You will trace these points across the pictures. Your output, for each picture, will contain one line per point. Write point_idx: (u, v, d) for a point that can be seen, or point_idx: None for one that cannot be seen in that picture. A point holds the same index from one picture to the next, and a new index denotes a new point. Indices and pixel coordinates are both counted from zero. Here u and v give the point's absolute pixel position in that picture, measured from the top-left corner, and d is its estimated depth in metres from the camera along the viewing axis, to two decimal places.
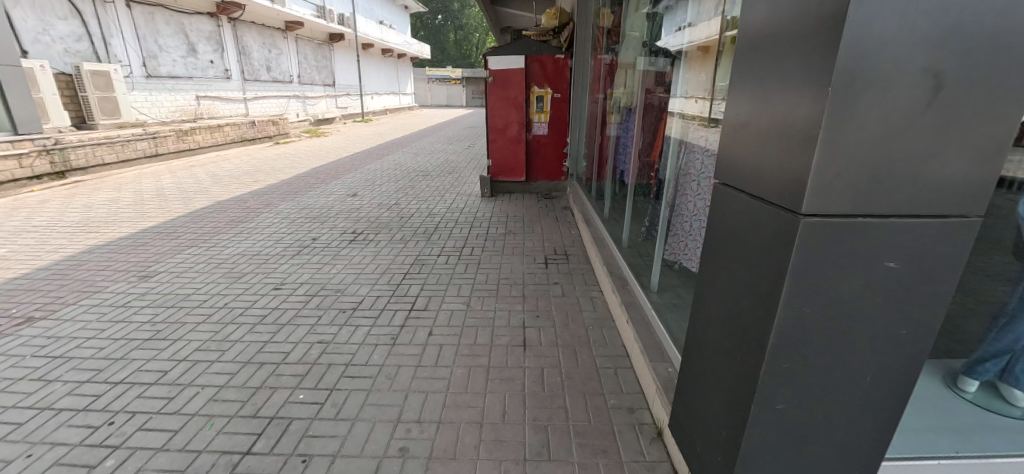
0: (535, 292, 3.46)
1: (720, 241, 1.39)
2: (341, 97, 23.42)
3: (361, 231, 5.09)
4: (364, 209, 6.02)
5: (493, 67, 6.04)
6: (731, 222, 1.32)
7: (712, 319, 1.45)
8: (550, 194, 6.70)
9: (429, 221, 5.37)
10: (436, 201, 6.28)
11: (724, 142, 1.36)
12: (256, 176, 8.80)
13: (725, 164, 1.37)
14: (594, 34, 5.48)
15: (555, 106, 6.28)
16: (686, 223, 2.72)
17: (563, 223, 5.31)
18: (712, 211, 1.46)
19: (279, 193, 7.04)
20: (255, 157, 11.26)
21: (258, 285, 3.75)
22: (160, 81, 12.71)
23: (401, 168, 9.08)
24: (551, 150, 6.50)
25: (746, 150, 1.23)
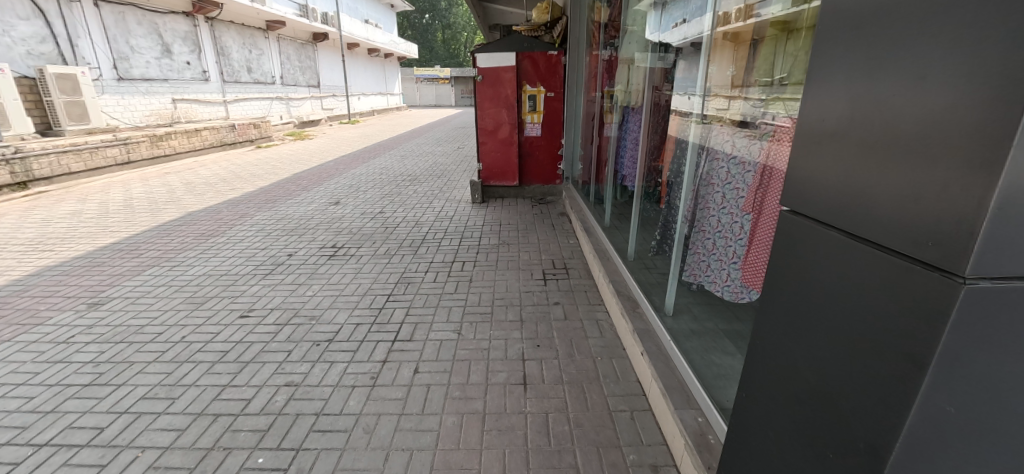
0: (534, 315, 3.09)
1: (791, 290, 1.04)
2: (327, 97, 22.85)
3: (342, 244, 4.68)
4: (346, 219, 5.60)
5: (482, 65, 5.67)
6: (811, 267, 0.97)
7: (779, 392, 1.10)
8: (544, 199, 6.33)
9: (416, 231, 4.97)
10: (424, 209, 5.88)
11: (795, 159, 1.02)
12: (234, 184, 8.31)
13: (800, 188, 1.02)
14: (589, 29, 5.14)
15: (548, 106, 5.90)
16: (707, 241, 2.32)
17: (561, 231, 4.94)
18: (775, 247, 1.11)
19: (256, 203, 6.58)
20: (235, 163, 10.74)
21: (222, 313, 3.34)
22: (133, 84, 12.11)
23: (388, 173, 8.65)
24: (545, 152, 6.12)
25: (840, 172, 0.88)
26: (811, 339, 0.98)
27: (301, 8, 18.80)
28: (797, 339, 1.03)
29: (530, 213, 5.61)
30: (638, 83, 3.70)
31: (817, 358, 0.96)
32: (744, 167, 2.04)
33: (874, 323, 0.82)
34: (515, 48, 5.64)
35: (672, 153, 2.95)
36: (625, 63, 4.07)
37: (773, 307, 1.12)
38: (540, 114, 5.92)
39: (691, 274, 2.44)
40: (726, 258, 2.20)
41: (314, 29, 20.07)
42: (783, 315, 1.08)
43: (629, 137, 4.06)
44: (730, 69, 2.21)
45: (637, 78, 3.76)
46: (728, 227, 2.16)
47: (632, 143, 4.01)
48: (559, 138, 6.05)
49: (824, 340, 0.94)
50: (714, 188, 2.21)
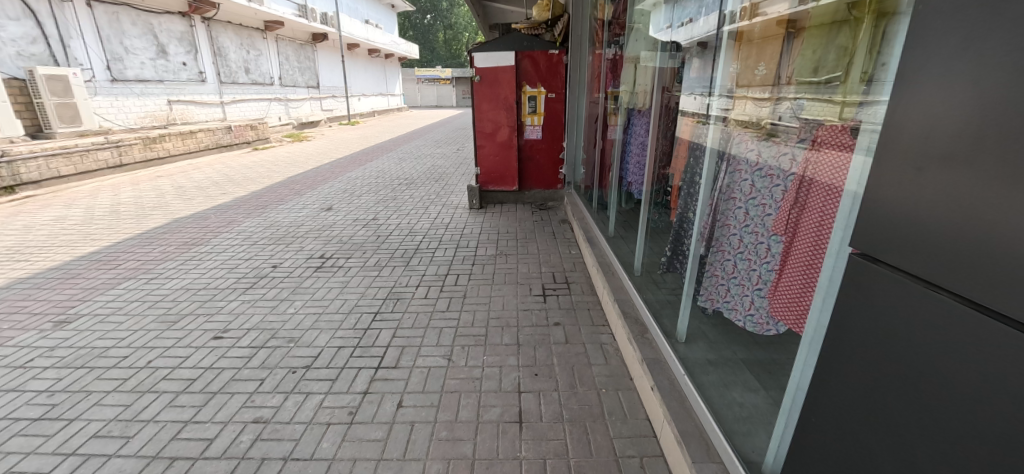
0: (531, 338, 2.82)
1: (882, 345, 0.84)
2: (326, 98, 22.63)
3: (330, 255, 4.42)
4: (337, 227, 5.34)
5: (479, 65, 5.42)
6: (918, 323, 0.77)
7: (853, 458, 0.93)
8: (545, 204, 6.05)
9: (410, 240, 4.70)
10: (419, 215, 5.61)
11: (892, 172, 0.79)
12: (225, 188, 8.07)
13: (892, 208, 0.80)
14: (592, 27, 4.89)
15: (549, 107, 5.62)
16: (728, 263, 2.03)
17: (562, 240, 4.66)
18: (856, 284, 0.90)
19: (245, 209, 6.33)
20: (229, 165, 10.51)
21: (195, 333, 3.09)
22: (127, 85, 11.90)
23: (383, 176, 8.39)
24: (546, 155, 5.84)
25: (973, 200, 0.67)
26: (898, 405, 0.81)
27: (299, 8, 18.57)
28: (877, 399, 0.86)
29: (530, 219, 5.33)
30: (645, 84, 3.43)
31: (906, 431, 0.80)
32: (772, 180, 1.78)
33: (989, 419, 0.67)
34: (514, 48, 5.38)
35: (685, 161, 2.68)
36: (631, 63, 3.80)
37: (847, 355, 0.92)
38: (540, 116, 5.65)
39: (708, 298, 2.17)
40: (749, 283, 1.93)
41: (312, 30, 19.85)
42: (862, 367, 0.89)
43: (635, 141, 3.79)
44: (760, 67, 1.84)
45: (644, 78, 3.47)
46: (752, 249, 1.89)
47: (638, 148, 3.73)
48: (561, 141, 5.78)
49: (918, 413, 0.78)
50: (736, 203, 1.95)
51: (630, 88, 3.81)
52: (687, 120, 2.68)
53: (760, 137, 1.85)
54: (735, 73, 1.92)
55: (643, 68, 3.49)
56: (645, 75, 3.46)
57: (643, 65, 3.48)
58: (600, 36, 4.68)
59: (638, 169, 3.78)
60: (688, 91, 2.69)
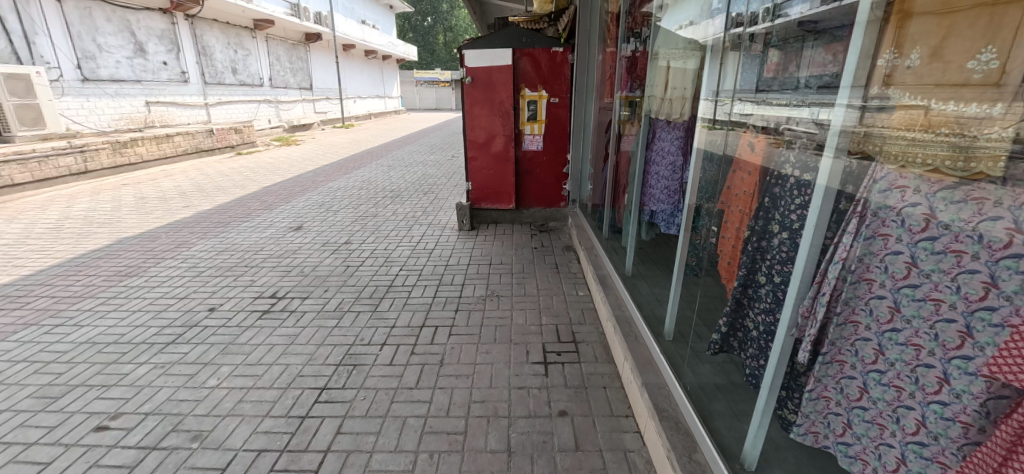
0: (527, 441, 2.02)
1: None
2: (320, 100, 21.85)
3: (282, 293, 3.60)
4: (301, 252, 4.52)
5: (470, 65, 4.64)
6: None
7: None
8: (546, 225, 5.23)
9: (382, 274, 3.88)
10: (399, 238, 4.80)
11: None
12: (191, 200, 7.25)
13: None
14: (604, 22, 4.15)
15: (552, 114, 4.82)
16: (851, 383, 1.25)
17: (566, 272, 3.83)
18: None
19: (203, 228, 5.51)
20: (205, 172, 9.71)
21: (75, 420, 2.29)
22: (100, 85, 11.10)
23: (367, 188, 7.57)
24: (548, 169, 5.03)
25: None
26: None
27: (292, 7, 17.84)
28: None
29: (528, 244, 4.51)
30: (688, 89, 2.59)
31: None
32: (960, 260, 0.97)
33: None
34: (512, 44, 4.59)
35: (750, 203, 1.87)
36: (656, 63, 2.81)
37: None
38: (542, 124, 4.86)
39: (808, 431, 1.43)
40: (896, 426, 1.15)
41: (304, 29, 19.09)
42: None
43: (662, 160, 2.98)
44: (985, 48, 0.89)
45: (680, 82, 2.66)
46: (906, 373, 1.11)
47: (668, 169, 2.94)
48: (565, 153, 4.97)
49: None
50: (872, 289, 1.16)
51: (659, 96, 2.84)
52: (761, 139, 1.79)
53: (937, 183, 1.01)
54: (904, 68, 1.04)
55: (677, 68, 2.65)
56: (682, 77, 2.64)
57: (680, 64, 2.61)
58: (614, 31, 3.90)
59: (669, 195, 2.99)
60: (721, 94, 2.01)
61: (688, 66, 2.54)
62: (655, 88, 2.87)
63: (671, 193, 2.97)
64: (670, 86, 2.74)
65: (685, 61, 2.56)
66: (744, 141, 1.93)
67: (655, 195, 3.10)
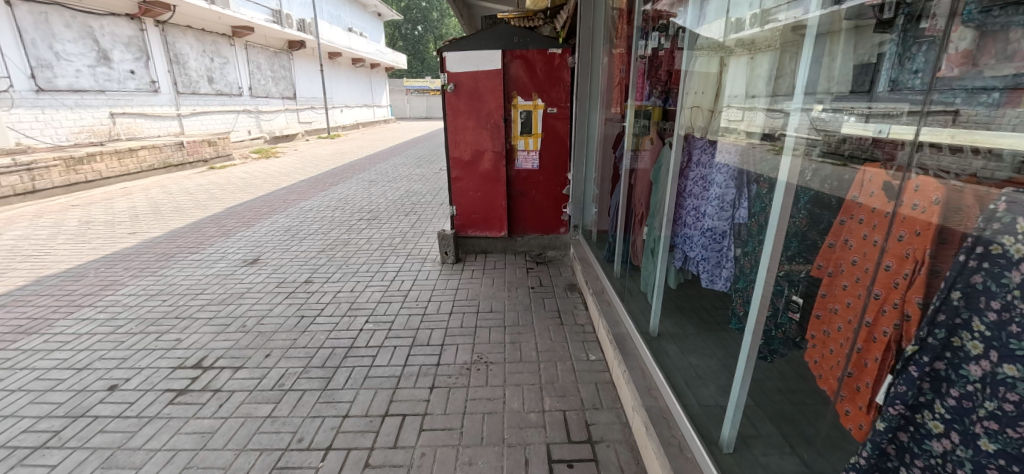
0: None
1: None
2: (304, 110, 21.00)
3: (209, 361, 2.81)
4: (248, 295, 3.72)
5: (453, 70, 3.94)
6: None
7: None
8: (543, 254, 4.47)
9: (343, 331, 3.09)
10: (370, 276, 4.01)
11: None
12: (142, 224, 6.38)
13: None
14: (614, 19, 3.48)
15: (550, 126, 4.10)
16: None
17: (572, 324, 3.07)
18: None
19: (143, 263, 4.68)
20: (169, 189, 8.84)
21: None
22: (57, 96, 10.17)
23: (342, 208, 6.76)
24: (545, 189, 4.28)
25: None
26: None
27: (274, 14, 17.13)
28: None
29: (525, 282, 3.73)
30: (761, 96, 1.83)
31: None
32: None
33: None
34: (503, 45, 3.88)
35: (901, 295, 1.09)
36: (707, 63, 1.99)
37: None
38: (538, 138, 4.13)
39: None
40: None
41: (287, 37, 18.30)
42: None
43: (698, 190, 2.13)
44: None
45: (752, 87, 1.85)
46: None
47: (706, 202, 2.08)
48: (565, 171, 4.23)
49: None
50: None
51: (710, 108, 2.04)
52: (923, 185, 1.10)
53: None
54: None
55: (739, 72, 1.91)
56: (749, 84, 1.85)
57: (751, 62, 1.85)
58: (626, 29, 3.26)
59: (708, 238, 2.08)
60: (813, 101, 1.32)
61: (761, 67, 1.83)
62: (701, 94, 2.04)
63: (711, 237, 2.07)
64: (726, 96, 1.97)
65: (758, 58, 1.82)
66: (862, 175, 1.30)
67: (689, 236, 2.24)
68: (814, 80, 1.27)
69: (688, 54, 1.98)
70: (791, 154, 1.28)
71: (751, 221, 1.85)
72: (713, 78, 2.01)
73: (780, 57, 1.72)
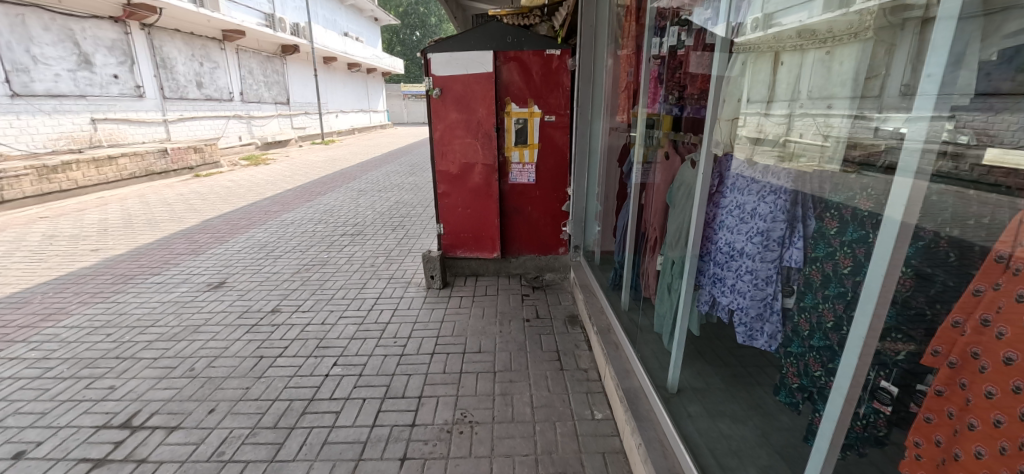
0: None
1: None
2: (297, 115, 20.55)
3: (140, 419, 2.35)
4: (204, 329, 3.26)
5: (439, 73, 3.51)
6: None
7: None
8: (540, 277, 4.02)
9: (305, 377, 2.63)
10: (346, 304, 3.55)
11: None
12: (108, 240, 5.89)
13: None
14: (621, 16, 3.08)
15: (547, 136, 3.68)
16: None
17: (573, 369, 2.63)
18: None
19: (97, 287, 4.20)
20: (147, 200, 8.37)
21: None
22: (34, 101, 9.69)
23: (326, 221, 6.30)
24: (542, 206, 3.85)
25: None
26: None
27: (266, 18, 16.75)
28: None
29: (519, 314, 3.27)
30: (831, 100, 1.33)
31: None
32: None
33: None
34: (495, 45, 3.46)
35: None
36: (747, 61, 1.57)
37: None
38: (534, 149, 3.70)
39: None
40: None
41: (280, 41, 17.92)
42: None
43: (733, 223, 1.68)
44: None
45: (823, 88, 1.36)
46: None
47: (744, 239, 1.63)
48: (564, 186, 3.80)
49: None
50: None
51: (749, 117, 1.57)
52: None
53: None
54: None
55: (798, 69, 1.42)
56: (819, 85, 1.37)
57: (817, 54, 1.36)
58: (635, 28, 2.86)
59: (746, 283, 1.64)
60: (947, 113, 0.88)
61: (838, 61, 1.32)
62: (738, 99, 1.60)
63: (751, 283, 1.63)
64: (781, 101, 1.47)
65: (833, 50, 1.32)
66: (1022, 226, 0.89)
67: (718, 277, 1.80)
68: (952, 82, 0.85)
69: (722, 58, 1.58)
70: (912, 177, 0.88)
71: (809, 269, 1.42)
72: (761, 79, 1.53)
73: (872, 50, 1.23)
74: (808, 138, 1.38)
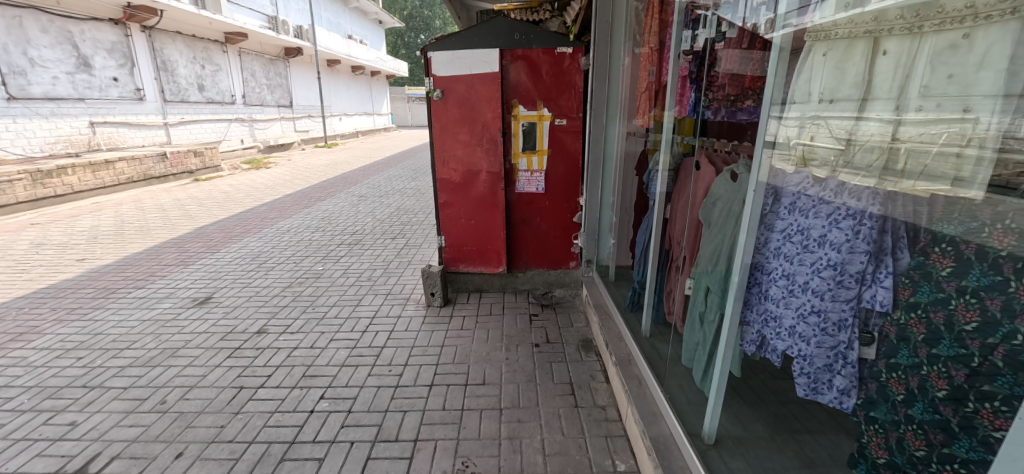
0: None
1: None
2: (301, 118, 20.41)
3: (98, 465, 2.06)
4: (183, 354, 2.98)
5: (441, 73, 3.23)
6: None
7: None
8: (549, 293, 3.71)
9: (287, 414, 2.34)
10: (338, 325, 3.25)
11: None
12: (97, 248, 5.64)
13: None
14: (641, 9, 2.77)
15: (557, 141, 3.38)
16: None
17: (589, 407, 2.32)
18: None
19: (77, 302, 3.93)
20: (143, 205, 8.15)
21: None
22: (32, 105, 9.50)
23: (323, 229, 6.01)
24: (551, 217, 3.55)
25: None
26: None
27: (270, 20, 16.61)
28: None
29: (527, 338, 2.97)
30: (964, 98, 0.94)
31: None
32: None
33: None
34: (501, 43, 3.18)
35: None
36: (820, 59, 1.23)
37: None
38: (544, 156, 3.41)
39: None
40: None
41: (283, 44, 17.78)
42: None
43: (795, 251, 1.38)
44: None
45: (961, 88, 0.96)
46: None
47: (811, 272, 1.33)
48: (576, 196, 3.49)
49: None
50: None
51: (822, 124, 1.22)
52: None
53: None
54: None
55: (916, 63, 1.03)
56: (952, 84, 0.97)
57: (925, 43, 1.02)
58: (657, 23, 2.56)
59: (812, 327, 1.34)
60: None
61: (978, 49, 0.93)
62: (812, 103, 1.25)
63: (818, 328, 1.32)
64: (887, 105, 1.08)
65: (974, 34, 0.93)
66: None
67: (772, 316, 1.49)
68: None
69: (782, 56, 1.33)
70: None
71: (905, 319, 1.11)
72: (854, 78, 1.15)
73: None
74: (932, 156, 1.00)
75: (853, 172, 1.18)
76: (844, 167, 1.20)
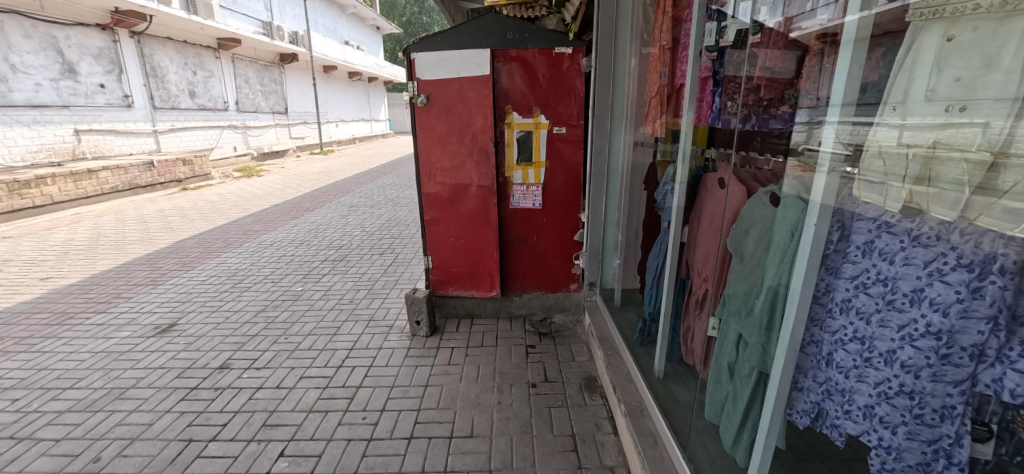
0: None
1: None
2: (296, 125, 20.13)
3: None
4: (131, 395, 2.61)
5: (425, 77, 2.90)
6: None
7: None
8: (547, 319, 3.35)
9: None
10: (311, 359, 2.89)
11: None
12: (64, 265, 5.26)
13: None
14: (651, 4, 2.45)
15: (555, 151, 3.04)
16: None
17: (595, 468, 1.96)
18: None
19: (27, 330, 3.55)
20: (124, 217, 7.78)
21: None
22: (12, 112, 9.06)
23: (308, 244, 5.66)
24: (550, 235, 3.20)
25: None
26: None
27: (264, 26, 16.32)
28: None
29: (523, 377, 2.61)
30: None
31: None
32: None
33: None
34: (493, 42, 2.85)
35: None
36: (939, 43, 0.88)
37: None
38: (541, 168, 3.06)
39: None
40: None
41: (279, 50, 17.50)
42: None
43: (872, 308, 1.05)
44: None
45: None
46: None
47: (899, 339, 1.00)
48: (577, 212, 3.15)
49: None
50: None
51: (945, 137, 0.87)
52: None
53: None
54: None
55: None
56: None
57: None
58: (670, 19, 2.23)
59: (901, 412, 1.01)
60: None
61: None
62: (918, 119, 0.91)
63: (910, 415, 1.00)
64: None
65: None
66: None
67: (837, 388, 1.16)
68: None
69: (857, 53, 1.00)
70: None
71: None
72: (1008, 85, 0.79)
73: None
74: None
75: (1006, 217, 0.80)
76: (995, 199, 0.81)
